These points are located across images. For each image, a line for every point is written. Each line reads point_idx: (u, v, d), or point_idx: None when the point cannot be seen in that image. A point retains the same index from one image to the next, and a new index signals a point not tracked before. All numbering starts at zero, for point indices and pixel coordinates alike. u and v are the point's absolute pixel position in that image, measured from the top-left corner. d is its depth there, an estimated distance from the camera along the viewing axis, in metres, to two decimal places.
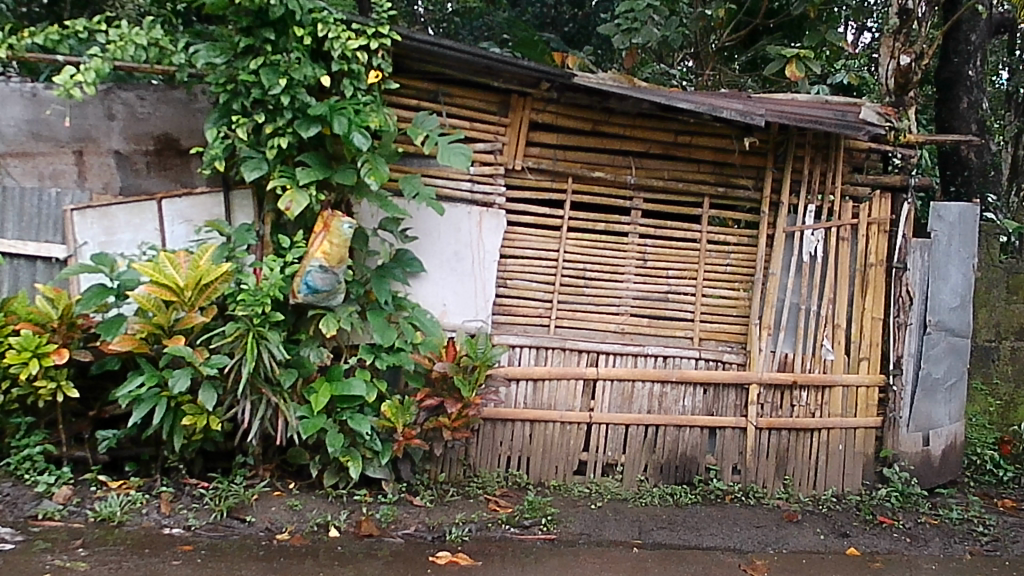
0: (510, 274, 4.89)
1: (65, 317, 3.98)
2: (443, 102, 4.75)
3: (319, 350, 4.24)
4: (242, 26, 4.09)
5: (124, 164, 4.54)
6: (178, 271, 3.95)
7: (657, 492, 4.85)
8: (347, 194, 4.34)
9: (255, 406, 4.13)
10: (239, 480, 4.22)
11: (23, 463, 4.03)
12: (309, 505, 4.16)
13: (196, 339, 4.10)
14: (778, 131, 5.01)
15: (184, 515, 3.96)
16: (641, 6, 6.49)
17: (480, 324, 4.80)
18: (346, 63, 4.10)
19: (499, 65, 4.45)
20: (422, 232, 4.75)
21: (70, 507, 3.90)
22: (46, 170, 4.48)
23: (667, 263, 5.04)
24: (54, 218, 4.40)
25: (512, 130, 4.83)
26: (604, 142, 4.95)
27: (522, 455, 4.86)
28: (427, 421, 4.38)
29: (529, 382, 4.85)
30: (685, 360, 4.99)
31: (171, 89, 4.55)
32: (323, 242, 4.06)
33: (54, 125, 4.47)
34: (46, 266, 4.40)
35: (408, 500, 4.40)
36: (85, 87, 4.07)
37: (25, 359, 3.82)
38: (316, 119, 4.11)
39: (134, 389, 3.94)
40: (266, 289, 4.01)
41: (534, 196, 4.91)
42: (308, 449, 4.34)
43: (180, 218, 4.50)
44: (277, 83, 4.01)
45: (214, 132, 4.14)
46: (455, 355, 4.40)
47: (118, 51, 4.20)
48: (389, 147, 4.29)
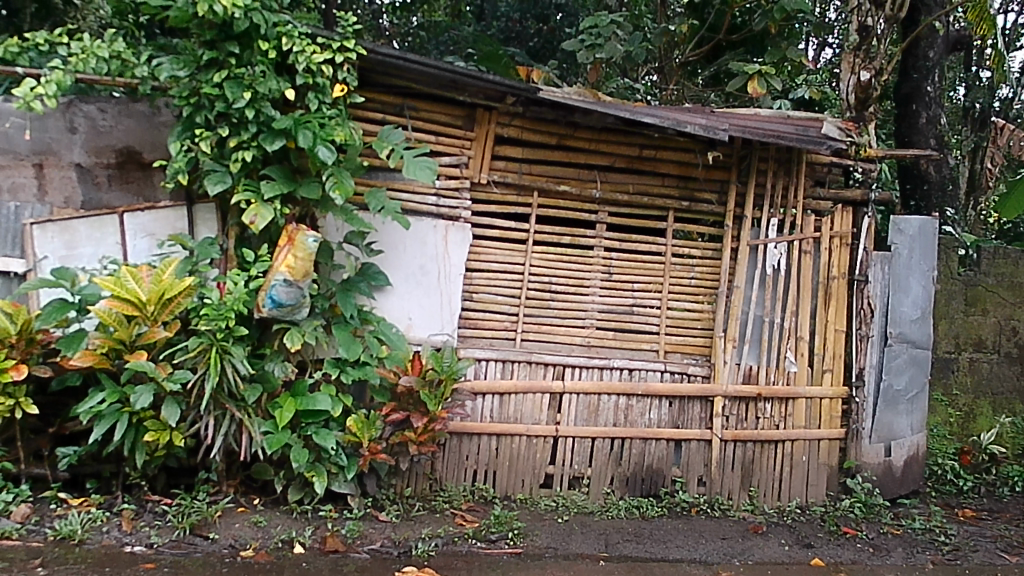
0: (476, 287, 4.90)
1: (24, 332, 3.90)
2: (408, 115, 4.76)
3: (284, 364, 4.22)
4: (205, 39, 4.07)
5: (86, 178, 4.48)
6: (140, 285, 3.92)
7: (623, 504, 4.86)
8: (312, 208, 4.32)
9: (219, 421, 4.09)
10: (202, 496, 4.17)
11: None
12: (273, 522, 4.13)
13: (159, 354, 4.05)
14: (741, 145, 5.05)
15: (146, 532, 3.90)
16: (604, 22, 6.58)
17: (446, 337, 4.79)
18: (312, 76, 4.09)
19: (465, 79, 4.47)
20: (387, 245, 4.73)
21: (30, 526, 3.83)
22: (4, 183, 4.37)
23: (632, 276, 5.07)
24: (14, 232, 4.34)
25: (478, 143, 4.84)
26: (570, 156, 4.98)
27: (488, 469, 4.85)
28: (393, 435, 4.37)
29: (495, 396, 4.84)
30: (651, 372, 5.02)
31: (133, 102, 4.52)
32: (287, 255, 4.04)
33: (13, 137, 4.40)
34: (4, 281, 4.33)
35: (373, 515, 4.38)
36: (47, 99, 4.02)
37: None
38: (281, 132, 4.09)
39: (95, 405, 3.89)
40: (230, 304, 3.98)
41: (499, 210, 4.93)
42: (273, 465, 4.31)
43: (143, 231, 4.47)
44: (241, 96, 3.99)
45: (177, 145, 4.10)
46: (421, 369, 4.40)
47: (80, 63, 4.18)
48: (354, 160, 4.30)
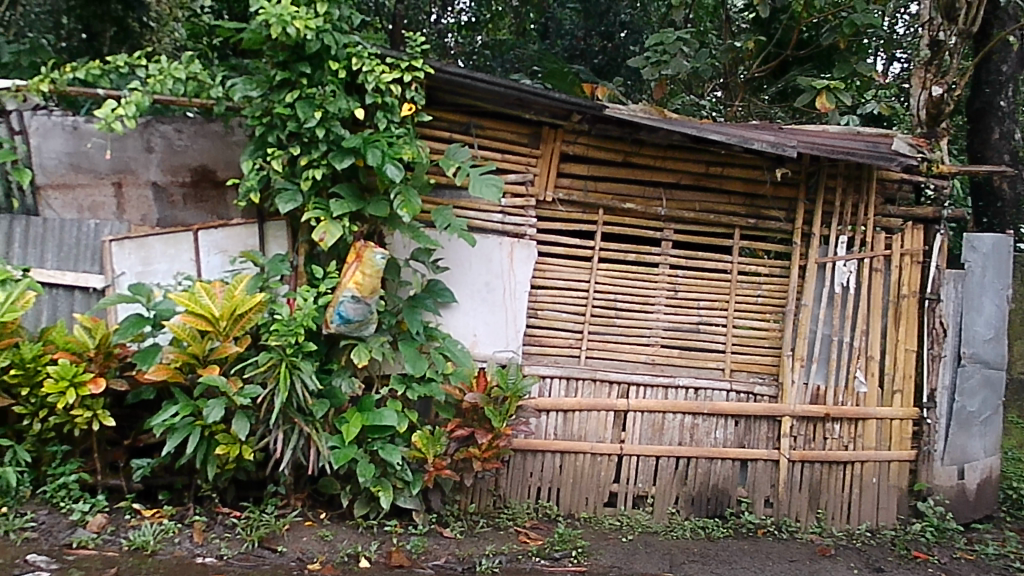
0: (541, 305, 4.89)
1: (101, 346, 4.01)
2: (475, 134, 4.80)
3: (350, 380, 4.26)
4: (278, 60, 4.16)
5: (162, 196, 4.61)
6: (213, 301, 3.99)
7: (689, 525, 4.82)
8: (380, 225, 4.38)
9: (287, 435, 4.15)
10: (271, 509, 4.22)
11: (59, 491, 4.02)
12: (340, 536, 4.17)
13: (231, 368, 4.12)
14: (810, 162, 5.00)
15: (216, 544, 3.96)
16: (671, 39, 6.49)
17: (511, 354, 4.81)
18: (380, 95, 4.16)
19: (531, 97, 4.50)
20: (454, 262, 4.77)
21: (105, 536, 3.90)
22: (85, 202, 4.56)
23: (698, 294, 5.03)
24: (92, 248, 4.45)
25: (543, 161, 4.86)
26: (636, 173, 4.98)
27: (552, 486, 4.84)
28: (458, 452, 4.39)
29: (559, 413, 4.85)
30: (717, 391, 4.96)
31: (208, 122, 4.60)
32: (356, 272, 4.12)
33: (94, 157, 4.54)
34: (83, 296, 4.44)
35: (438, 531, 4.40)
36: (126, 120, 4.17)
37: (62, 389, 3.85)
38: (350, 151, 4.14)
39: (168, 418, 3.98)
40: (299, 320, 4.02)
41: (565, 227, 4.93)
42: (339, 479, 4.35)
43: (216, 248, 4.55)
44: (312, 116, 4.06)
45: (250, 164, 4.20)
46: (486, 386, 4.44)
47: (158, 84, 4.30)
48: (421, 178, 4.34)
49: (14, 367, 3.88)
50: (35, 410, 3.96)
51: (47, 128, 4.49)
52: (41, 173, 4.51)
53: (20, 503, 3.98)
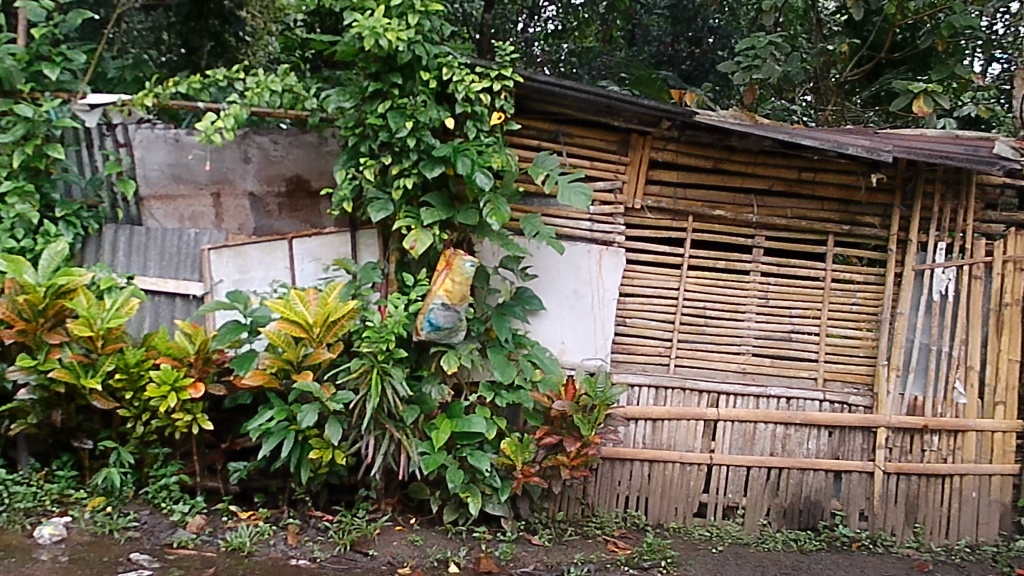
0: (629, 312, 4.87)
1: (201, 352, 4.11)
2: (563, 141, 4.81)
3: (440, 387, 4.31)
4: (371, 71, 4.23)
5: (258, 206, 4.72)
6: (308, 308, 4.05)
7: (780, 537, 4.73)
8: (469, 233, 4.41)
9: (378, 441, 4.19)
10: (362, 513, 4.28)
11: (160, 492, 4.14)
12: (429, 541, 4.20)
13: (324, 373, 4.21)
14: (906, 166, 4.87)
15: (310, 547, 4.03)
16: (763, 43, 6.35)
17: (600, 362, 4.78)
18: (470, 105, 4.20)
19: (620, 104, 4.50)
20: (542, 270, 4.79)
21: (204, 536, 4.00)
22: (185, 212, 4.70)
23: (790, 302, 4.94)
24: (192, 256, 4.59)
25: (632, 168, 4.84)
26: (726, 179, 4.93)
27: (640, 495, 4.81)
28: (546, 459, 4.39)
29: (648, 422, 4.80)
30: (810, 401, 4.87)
31: (302, 133, 4.71)
32: (445, 280, 4.16)
33: (194, 168, 4.68)
34: (184, 303, 4.57)
35: (526, 538, 4.41)
36: (225, 132, 4.29)
37: (163, 393, 3.95)
38: (440, 160, 4.19)
39: (264, 423, 4.07)
40: (390, 327, 4.10)
41: (654, 234, 4.89)
42: (429, 484, 4.40)
43: (310, 256, 4.64)
44: (403, 126, 4.12)
45: (343, 174, 4.28)
46: (575, 394, 4.43)
47: (255, 97, 4.43)
48: (510, 186, 4.34)
49: (119, 372, 3.99)
50: (138, 413, 4.07)
51: (150, 140, 4.64)
52: (144, 184, 4.66)
53: (124, 503, 4.12)
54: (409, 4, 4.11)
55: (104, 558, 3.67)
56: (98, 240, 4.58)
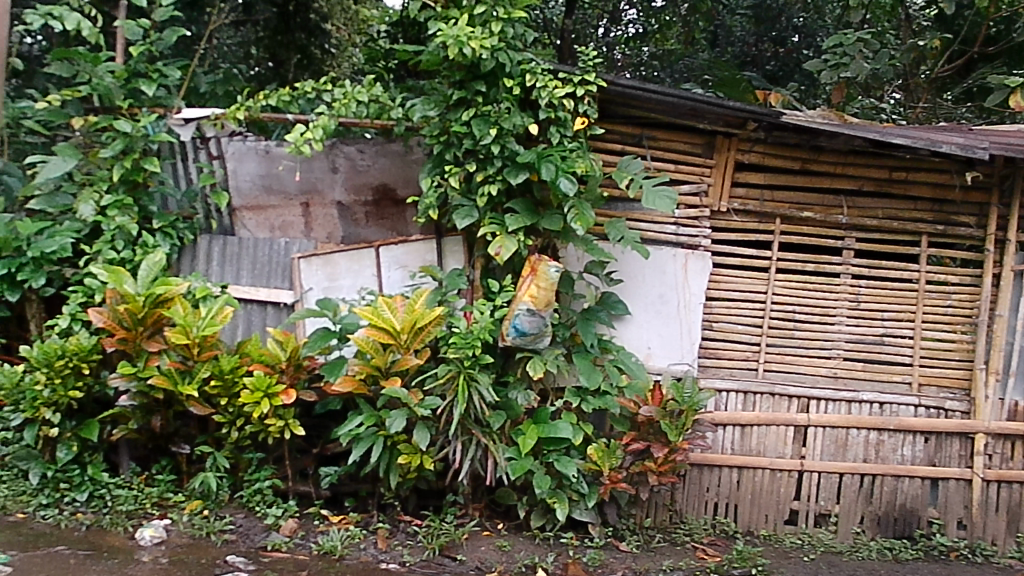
0: (716, 317, 4.80)
1: (292, 358, 4.18)
2: (647, 145, 4.78)
3: (526, 393, 4.32)
4: (456, 80, 4.27)
5: (345, 215, 4.80)
6: (395, 315, 4.11)
7: (875, 546, 4.61)
8: (554, 239, 4.41)
9: (466, 446, 4.22)
10: (450, 518, 4.30)
11: (255, 496, 4.24)
12: (517, 547, 4.21)
13: (412, 380, 4.24)
14: (1004, 164, 4.71)
15: (399, 551, 4.07)
16: (851, 40, 6.24)
17: (686, 367, 4.75)
18: (553, 110, 4.20)
19: (705, 106, 4.45)
20: (627, 274, 4.77)
21: (296, 540, 4.07)
22: (276, 222, 4.80)
23: (882, 305, 4.82)
24: (283, 265, 4.69)
25: (718, 171, 4.79)
26: (815, 180, 4.84)
27: (730, 502, 4.74)
28: (633, 465, 4.37)
29: (736, 428, 4.75)
30: (904, 407, 4.77)
31: (389, 143, 4.77)
32: (530, 285, 4.16)
33: (284, 179, 4.78)
34: (275, 311, 4.66)
35: (614, 545, 4.38)
36: (313, 143, 4.40)
37: (257, 399, 4.04)
38: (525, 166, 4.20)
39: (354, 428, 4.14)
40: (476, 332, 4.12)
41: (741, 238, 4.82)
42: (516, 490, 4.41)
43: (397, 264, 4.67)
44: (488, 133, 4.13)
45: (428, 181, 4.32)
46: (662, 399, 4.38)
47: (343, 107, 4.52)
48: (595, 191, 4.35)
49: (214, 379, 4.08)
50: (233, 419, 4.16)
51: (242, 152, 4.76)
52: (236, 195, 4.78)
53: (220, 506, 4.22)
54: (492, 13, 4.16)
55: (202, 560, 3.77)
56: (193, 250, 4.71)
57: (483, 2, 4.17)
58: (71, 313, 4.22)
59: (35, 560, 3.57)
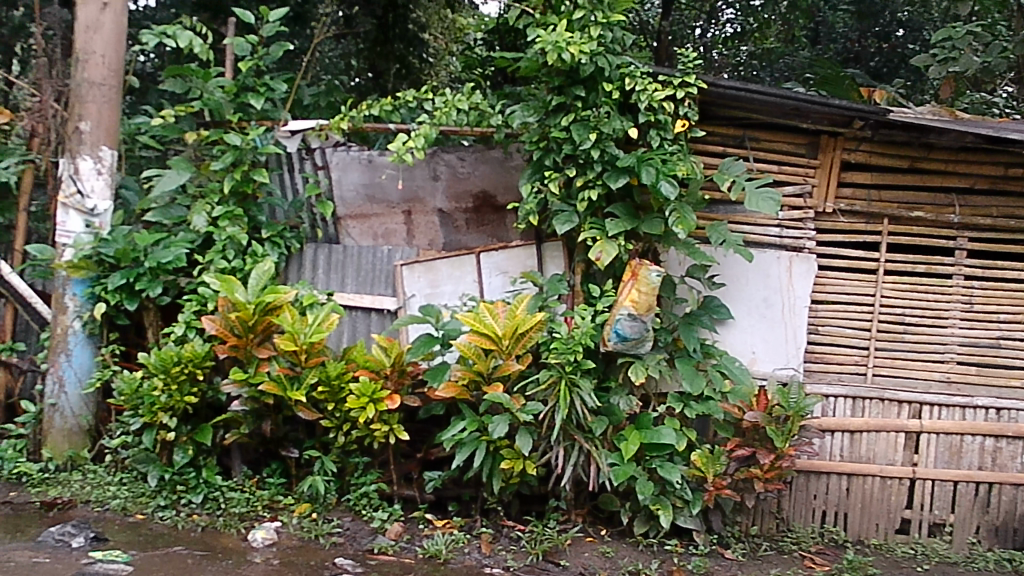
0: (822, 320, 4.68)
1: (397, 364, 4.26)
2: (749, 146, 4.71)
3: (628, 398, 4.31)
4: (555, 85, 4.27)
5: (447, 222, 4.86)
6: (496, 320, 4.12)
7: (993, 557, 4.45)
8: (655, 243, 4.37)
9: (568, 451, 4.21)
10: (553, 524, 4.30)
11: (361, 499, 4.32)
12: (621, 553, 4.18)
13: (513, 385, 4.26)
14: None
15: (503, 555, 4.08)
16: (960, 34, 6.02)
17: (792, 372, 4.63)
18: (653, 114, 4.18)
19: (809, 106, 4.37)
20: (730, 278, 4.67)
21: (402, 543, 4.13)
22: (379, 230, 4.89)
23: (997, 307, 4.68)
24: (386, 273, 4.76)
25: (823, 171, 4.69)
26: (924, 179, 4.72)
27: (838, 510, 4.63)
28: (739, 471, 4.29)
29: (845, 434, 4.61)
30: (1022, 413, 4.58)
31: (488, 149, 4.79)
32: (632, 290, 4.12)
33: (387, 188, 4.86)
34: (379, 317, 4.75)
35: (719, 552, 4.32)
36: (416, 151, 4.47)
37: (363, 404, 4.10)
38: (625, 170, 4.18)
39: (457, 433, 4.16)
40: (578, 337, 4.13)
41: (848, 239, 4.71)
42: (619, 496, 4.37)
43: (497, 270, 4.70)
44: (587, 138, 4.14)
45: (528, 188, 4.33)
46: (767, 405, 4.32)
47: (443, 116, 4.58)
48: (696, 194, 4.29)
49: (321, 384, 4.16)
50: (339, 424, 4.22)
51: (345, 162, 4.85)
52: (342, 205, 4.87)
53: (328, 509, 4.31)
54: (590, 17, 4.14)
55: (311, 562, 3.85)
56: (300, 258, 4.83)
57: (581, 7, 4.17)
58: (186, 321, 4.37)
59: (155, 560, 3.70)
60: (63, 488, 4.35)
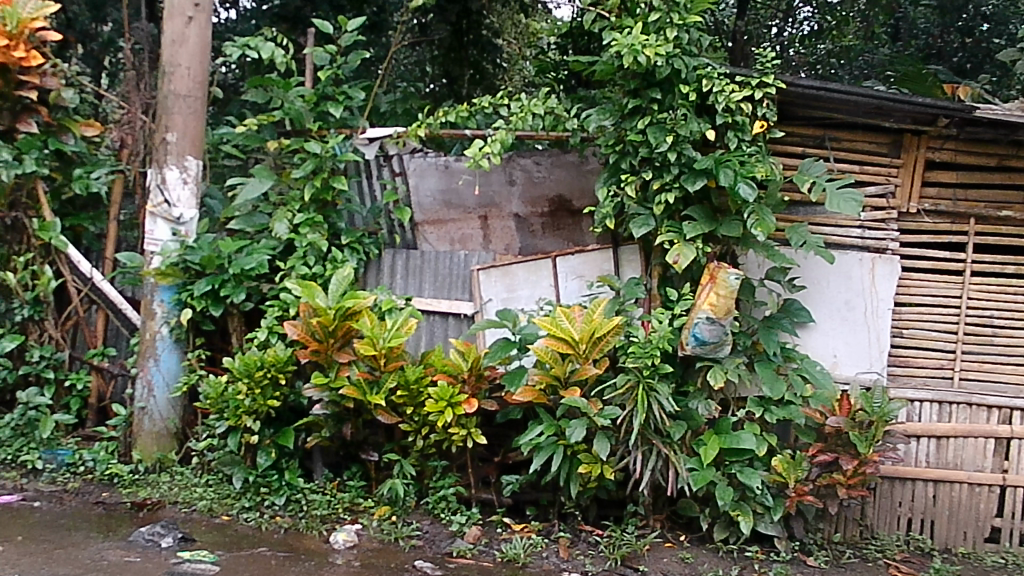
0: (906, 323, 4.58)
1: (474, 368, 4.28)
2: (830, 147, 4.64)
3: (707, 403, 4.26)
4: (630, 88, 4.26)
5: (523, 227, 4.88)
6: (573, 324, 4.12)
7: None
8: (734, 246, 4.32)
9: (646, 456, 4.18)
10: (632, 529, 4.27)
11: (440, 503, 4.34)
12: (701, 559, 4.13)
13: (590, 390, 4.23)
14: None
15: (581, 560, 4.07)
16: None
17: (876, 376, 4.52)
18: (731, 115, 4.13)
19: (891, 104, 4.28)
20: (810, 281, 4.59)
21: (480, 546, 4.14)
22: (456, 235, 4.94)
23: None
24: (463, 277, 4.79)
25: (906, 171, 4.59)
26: (1013, 177, 4.59)
27: (924, 517, 4.51)
28: (821, 477, 4.22)
29: (931, 440, 4.52)
30: None
31: (563, 153, 4.81)
32: (710, 293, 4.11)
33: (464, 193, 4.90)
34: (456, 322, 4.78)
35: (802, 560, 4.23)
36: (492, 157, 4.51)
37: (441, 408, 4.14)
38: (702, 172, 4.14)
39: (535, 437, 4.17)
40: (655, 342, 4.10)
41: (933, 240, 4.59)
42: (698, 501, 4.33)
43: (574, 274, 4.68)
44: (664, 140, 4.12)
45: (605, 191, 4.34)
46: (849, 409, 4.24)
47: (520, 121, 4.59)
48: (775, 196, 4.23)
49: (400, 388, 4.22)
50: (418, 427, 4.27)
51: (423, 168, 4.91)
52: (418, 210, 4.93)
53: (407, 512, 4.35)
54: (667, 19, 4.12)
55: (392, 564, 3.89)
56: (378, 264, 4.87)
57: (657, 9, 4.15)
58: (269, 326, 4.45)
59: (241, 560, 3.78)
60: (152, 490, 4.48)
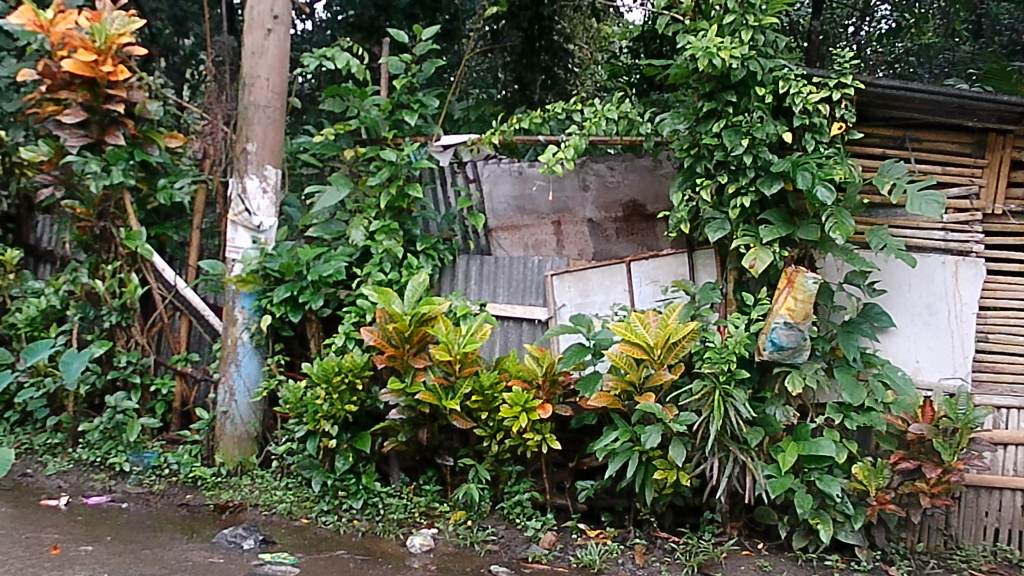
0: (991, 327, 4.46)
1: (549, 373, 4.28)
2: (911, 148, 4.55)
3: (785, 409, 4.20)
4: (705, 91, 4.23)
5: (597, 232, 4.85)
6: (647, 330, 4.10)
7: None
8: (811, 249, 4.26)
9: (723, 463, 4.13)
10: (708, 536, 4.23)
11: (515, 508, 4.36)
12: (780, 567, 4.06)
13: (666, 396, 4.20)
14: None
15: (657, 567, 4.03)
16: None
17: (960, 382, 4.40)
18: (808, 116, 4.08)
19: (974, 102, 4.19)
20: (891, 284, 4.49)
21: (556, 552, 4.14)
22: (530, 241, 4.95)
23: None
24: (537, 283, 4.80)
25: (991, 171, 4.51)
26: None
27: (1013, 528, 4.36)
28: (903, 485, 4.11)
29: (1019, 448, 4.37)
30: None
31: (637, 158, 4.76)
32: (787, 298, 4.06)
33: (538, 199, 4.91)
34: (530, 327, 4.78)
35: (884, 569, 4.12)
36: (566, 162, 4.51)
37: (516, 413, 4.14)
38: (779, 175, 4.08)
39: (609, 443, 4.15)
40: (731, 347, 4.07)
41: (1019, 241, 4.50)
42: (777, 509, 4.29)
43: (648, 279, 4.65)
44: (740, 143, 4.06)
45: (680, 196, 4.31)
46: (933, 416, 4.13)
47: (593, 126, 4.61)
48: (854, 199, 4.15)
49: (475, 394, 4.23)
50: (493, 432, 4.29)
51: (497, 174, 4.97)
52: (493, 216, 4.98)
53: (483, 517, 4.37)
54: (742, 20, 4.09)
55: (467, 568, 3.91)
56: (453, 270, 4.96)
57: (732, 10, 4.13)
58: (346, 331, 4.52)
59: (320, 562, 3.83)
60: (234, 492, 4.56)
